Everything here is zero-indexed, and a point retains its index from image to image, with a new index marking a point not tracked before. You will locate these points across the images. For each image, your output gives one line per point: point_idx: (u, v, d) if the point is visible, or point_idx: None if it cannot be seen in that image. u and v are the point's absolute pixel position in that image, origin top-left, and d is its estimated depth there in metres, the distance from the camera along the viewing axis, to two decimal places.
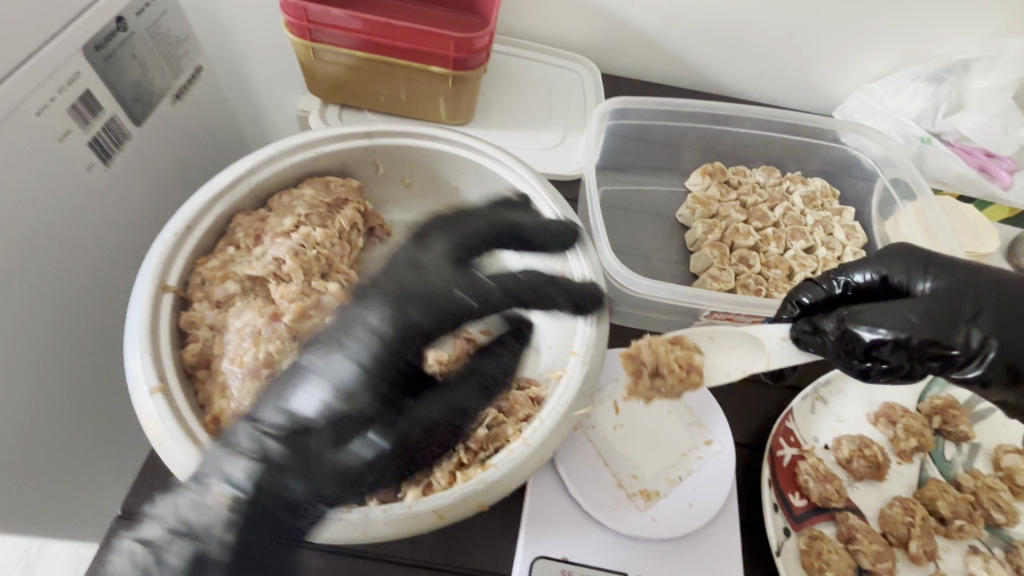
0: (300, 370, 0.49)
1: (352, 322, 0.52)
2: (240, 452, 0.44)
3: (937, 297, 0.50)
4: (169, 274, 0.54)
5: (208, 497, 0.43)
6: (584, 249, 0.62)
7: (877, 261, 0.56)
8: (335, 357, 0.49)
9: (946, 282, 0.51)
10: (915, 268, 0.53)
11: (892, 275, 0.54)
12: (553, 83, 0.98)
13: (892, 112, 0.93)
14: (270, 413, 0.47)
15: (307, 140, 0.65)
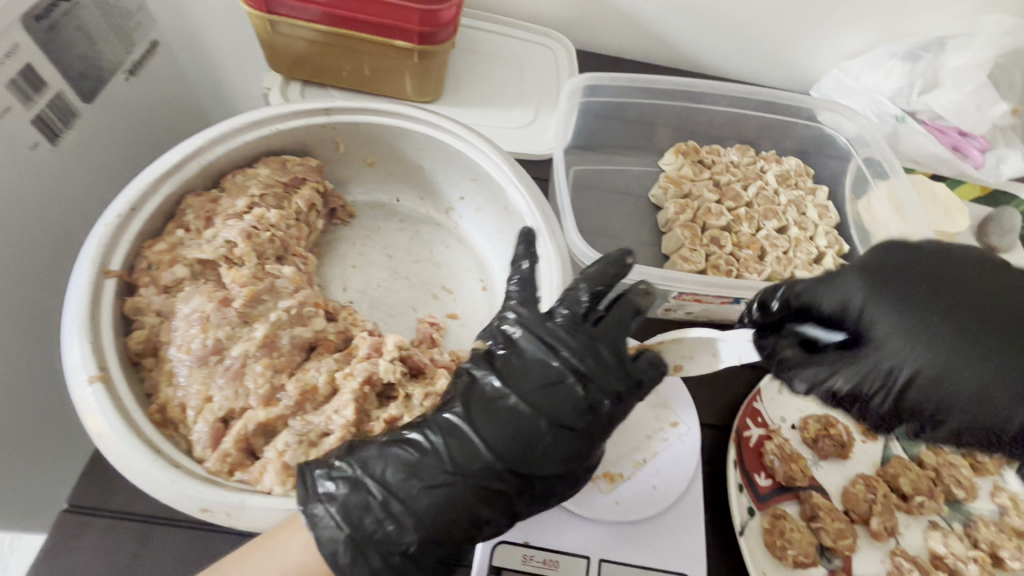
0: (518, 398, 0.43)
1: (531, 361, 0.45)
2: (441, 471, 0.41)
3: (909, 344, 0.39)
4: (113, 258, 0.52)
5: (392, 513, 0.40)
6: (550, 230, 0.61)
7: (838, 279, 0.43)
8: (550, 398, 0.43)
9: (925, 314, 0.40)
10: (887, 293, 0.41)
11: (861, 308, 0.41)
12: (526, 60, 0.95)
13: (867, 90, 0.92)
14: (473, 435, 0.43)
15: (261, 118, 0.62)
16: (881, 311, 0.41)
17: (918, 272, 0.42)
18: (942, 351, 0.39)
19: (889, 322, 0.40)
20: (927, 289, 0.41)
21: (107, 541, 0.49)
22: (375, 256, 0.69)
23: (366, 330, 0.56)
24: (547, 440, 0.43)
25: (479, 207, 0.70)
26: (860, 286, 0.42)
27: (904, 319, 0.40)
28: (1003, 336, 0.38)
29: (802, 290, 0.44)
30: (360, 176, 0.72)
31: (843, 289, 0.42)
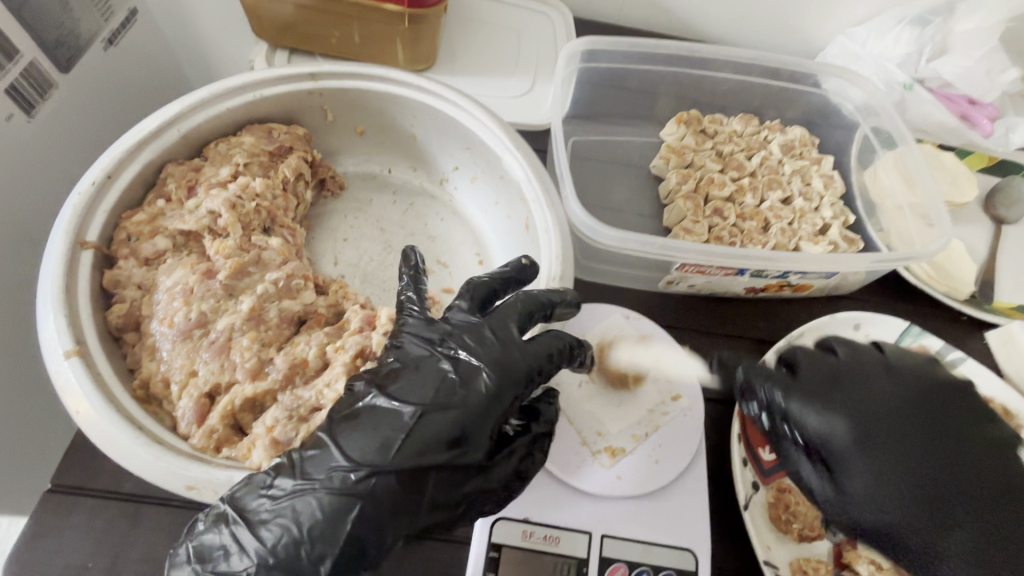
0: (389, 394, 0.40)
1: (416, 364, 0.42)
2: (290, 486, 0.37)
3: (881, 499, 0.45)
4: (89, 228, 0.49)
5: (241, 543, 0.36)
6: (548, 199, 0.58)
7: (835, 411, 0.47)
8: (420, 384, 0.41)
9: (888, 486, 0.45)
10: (888, 440, 0.46)
11: (844, 449, 0.46)
12: (522, 28, 0.91)
13: (875, 57, 0.88)
14: (332, 442, 0.39)
15: (245, 83, 0.59)
16: (857, 460, 0.46)
17: (926, 417, 0.47)
18: (950, 515, 0.44)
19: (863, 479, 0.46)
20: (899, 460, 0.46)
21: (92, 522, 0.47)
22: (367, 229, 0.66)
23: (358, 304, 0.54)
24: (414, 430, 0.38)
25: (475, 177, 0.68)
26: (849, 427, 0.47)
27: (875, 474, 0.46)
28: (933, 499, 0.45)
29: (794, 406, 0.48)
30: (350, 146, 0.69)
31: (837, 424, 0.47)
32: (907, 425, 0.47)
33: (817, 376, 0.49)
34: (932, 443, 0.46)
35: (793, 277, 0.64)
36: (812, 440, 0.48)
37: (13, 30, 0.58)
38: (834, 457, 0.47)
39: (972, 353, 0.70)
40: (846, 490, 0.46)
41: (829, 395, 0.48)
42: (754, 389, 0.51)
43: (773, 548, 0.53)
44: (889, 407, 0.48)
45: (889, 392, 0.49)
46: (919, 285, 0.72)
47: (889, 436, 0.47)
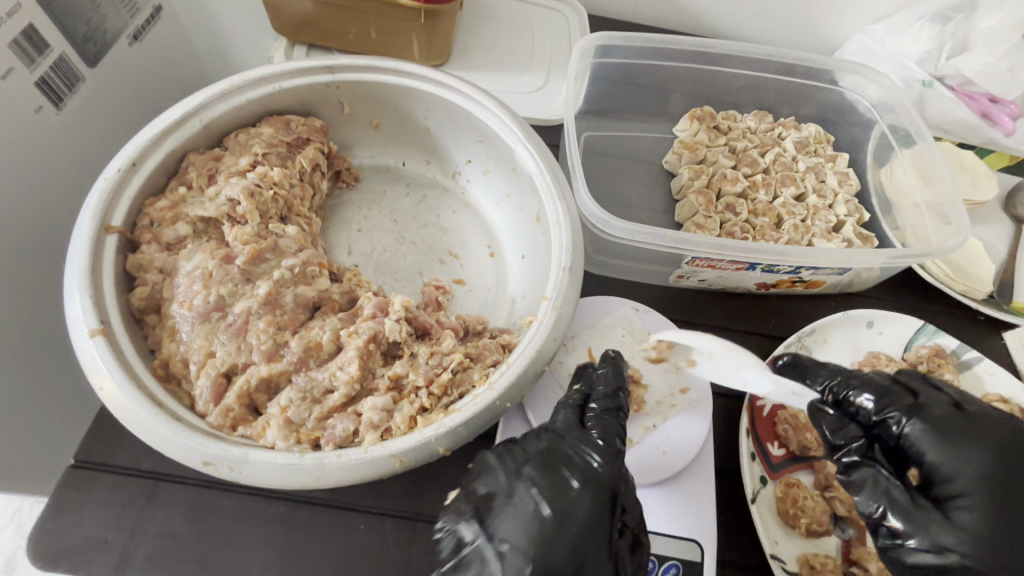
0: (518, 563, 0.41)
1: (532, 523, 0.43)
2: None
3: (994, 539, 0.45)
4: (114, 213, 0.51)
5: None
6: (560, 191, 0.59)
7: (960, 446, 0.48)
8: (529, 522, 0.42)
9: (994, 530, 0.45)
10: (1006, 486, 0.47)
11: (964, 479, 0.47)
12: (537, 24, 0.92)
13: (893, 55, 0.88)
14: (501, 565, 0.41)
15: (265, 75, 0.60)
16: (980, 501, 0.46)
17: None
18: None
19: (975, 516, 0.46)
20: (1021, 521, 0.46)
21: (110, 498, 0.49)
22: (380, 220, 0.67)
23: (371, 292, 0.55)
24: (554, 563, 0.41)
25: (487, 170, 0.69)
26: (977, 466, 0.47)
27: (992, 517, 0.45)
28: None
29: (911, 428, 0.50)
30: (365, 138, 0.70)
31: (959, 458, 0.48)
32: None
33: (993, 418, 0.51)
34: None
35: (805, 273, 0.64)
36: (926, 467, 0.49)
37: (43, 25, 0.61)
38: (948, 489, 0.48)
39: (987, 354, 0.69)
40: (954, 524, 0.46)
41: (942, 423, 0.50)
42: (856, 403, 0.53)
43: (779, 541, 0.52)
44: (1010, 448, 0.48)
45: (1001, 430, 0.49)
46: (935, 284, 0.71)
47: (1010, 474, 0.47)
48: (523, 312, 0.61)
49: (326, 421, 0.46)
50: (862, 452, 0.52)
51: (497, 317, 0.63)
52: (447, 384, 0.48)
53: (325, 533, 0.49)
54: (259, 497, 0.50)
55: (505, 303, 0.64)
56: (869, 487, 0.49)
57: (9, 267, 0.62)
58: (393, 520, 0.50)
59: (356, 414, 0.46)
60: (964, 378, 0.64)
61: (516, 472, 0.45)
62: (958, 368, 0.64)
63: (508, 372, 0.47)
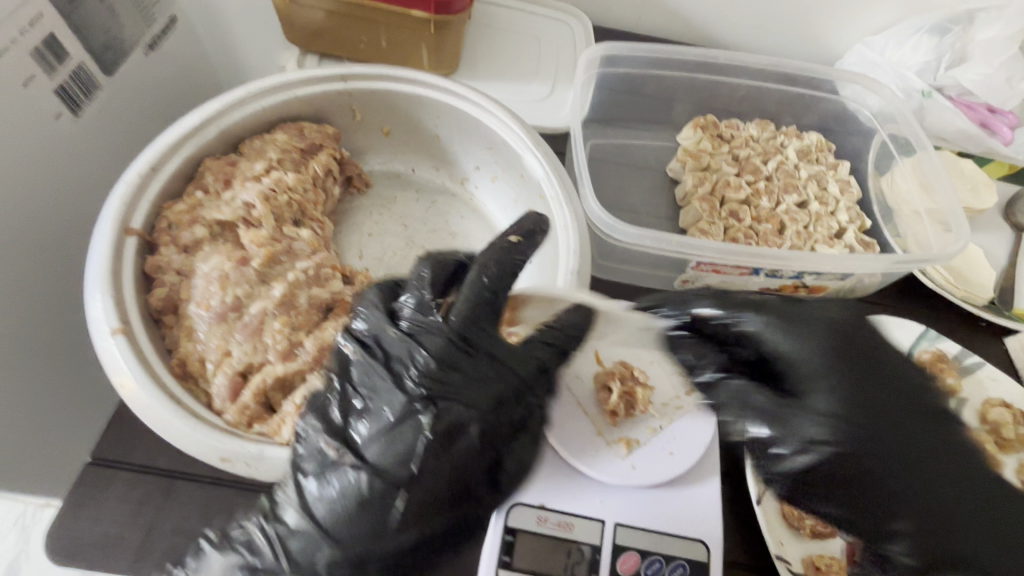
0: (372, 452, 0.40)
1: (383, 407, 0.42)
2: (341, 488, 0.39)
3: (847, 428, 0.42)
4: (134, 217, 0.52)
5: (297, 518, 0.40)
6: (566, 197, 0.60)
7: (804, 332, 0.46)
8: (376, 415, 0.41)
9: (840, 430, 0.42)
10: (858, 386, 0.43)
11: (804, 369, 0.45)
12: (543, 35, 0.94)
13: (893, 65, 0.89)
14: (360, 449, 0.41)
15: (280, 83, 0.62)
16: (832, 384, 0.44)
17: (891, 379, 0.44)
18: (886, 468, 0.42)
19: (827, 403, 0.43)
20: (879, 405, 0.43)
21: (125, 496, 0.49)
22: (390, 225, 0.69)
23: None
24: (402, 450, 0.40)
25: (495, 176, 0.70)
26: (819, 349, 0.45)
27: (845, 403, 0.43)
28: (899, 436, 0.43)
29: (762, 328, 0.46)
30: (376, 145, 0.72)
31: (801, 343, 0.45)
32: (876, 357, 0.45)
33: (841, 311, 0.48)
34: (903, 397, 0.44)
35: (808, 277, 0.65)
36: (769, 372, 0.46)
37: (64, 34, 0.63)
38: (794, 376, 0.45)
39: (989, 359, 0.70)
40: (795, 424, 0.43)
41: (790, 319, 0.46)
42: (707, 316, 0.48)
43: (785, 544, 0.53)
44: (833, 348, 0.45)
45: (846, 319, 0.47)
46: (939, 290, 0.72)
47: (858, 362, 0.45)
48: None
49: None
50: (699, 370, 0.49)
51: None
52: None
53: None
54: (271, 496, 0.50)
55: None
56: (730, 407, 0.46)
57: (27, 269, 0.64)
58: None
59: None
60: (966, 383, 0.65)
61: (400, 378, 0.42)
62: (961, 373, 0.65)
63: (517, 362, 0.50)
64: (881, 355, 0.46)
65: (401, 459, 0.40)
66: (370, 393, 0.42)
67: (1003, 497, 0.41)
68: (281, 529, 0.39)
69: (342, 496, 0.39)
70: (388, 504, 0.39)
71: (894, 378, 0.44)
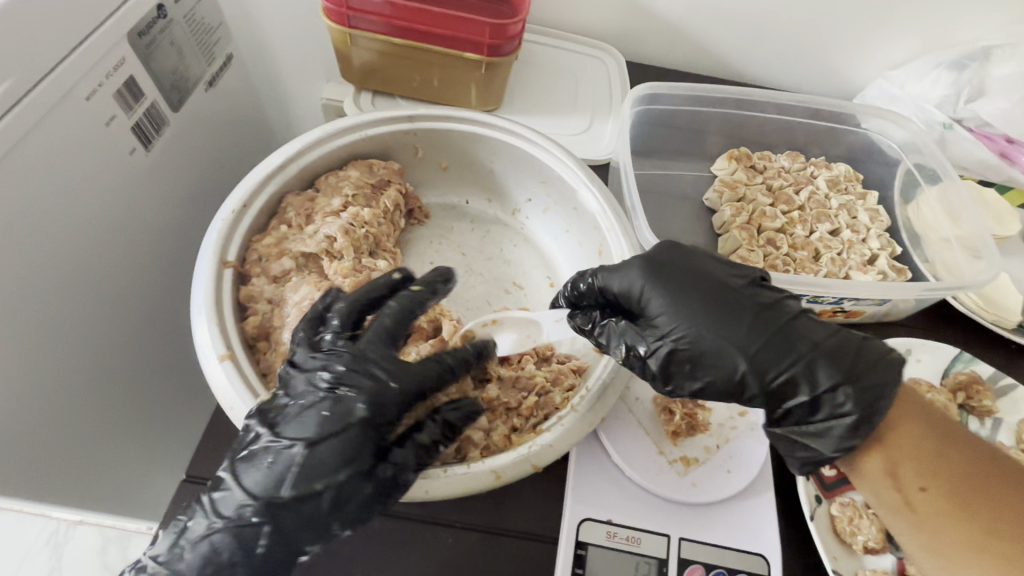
0: (289, 439, 0.42)
1: (304, 411, 0.43)
2: (267, 475, 0.41)
3: (690, 328, 0.47)
4: (228, 250, 0.57)
5: (223, 506, 0.41)
6: (622, 228, 0.64)
7: (623, 266, 0.51)
8: (304, 420, 0.43)
9: (698, 319, 0.47)
10: (699, 282, 0.49)
11: (636, 290, 0.50)
12: (581, 71, 1.00)
13: (914, 99, 0.94)
14: (282, 438, 0.42)
15: (351, 124, 0.67)
16: (653, 294, 0.49)
17: (736, 294, 0.48)
18: (737, 341, 0.46)
19: (663, 313, 0.48)
20: (714, 308, 0.48)
21: None
22: (449, 253, 0.73)
23: (453, 319, 0.60)
24: (323, 446, 0.42)
25: (547, 208, 0.74)
26: (637, 268, 0.50)
27: (681, 309, 0.48)
28: (757, 326, 0.47)
29: (600, 276, 0.52)
30: (433, 179, 0.77)
31: (620, 274, 0.51)
32: (715, 274, 0.50)
33: (704, 253, 0.52)
34: (740, 295, 0.48)
35: (847, 303, 0.69)
36: (615, 298, 0.52)
37: (141, 76, 0.69)
38: (630, 303, 0.51)
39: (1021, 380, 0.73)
40: (658, 322, 0.48)
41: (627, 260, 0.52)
42: (582, 272, 0.55)
43: (839, 558, 0.55)
44: (667, 258, 0.51)
45: (662, 252, 0.52)
46: (969, 313, 0.75)
47: (683, 274, 0.49)
48: None
49: None
50: (588, 316, 0.54)
51: None
52: (533, 406, 0.54)
53: (418, 547, 0.52)
54: None
55: None
56: (611, 332, 0.51)
57: (96, 288, 0.69)
58: (479, 534, 0.53)
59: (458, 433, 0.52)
60: (1001, 404, 0.68)
61: (314, 376, 0.45)
62: (996, 394, 0.68)
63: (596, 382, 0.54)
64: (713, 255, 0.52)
65: (321, 454, 0.41)
66: (293, 390, 0.45)
67: (838, 347, 0.46)
68: (218, 518, 0.41)
69: (261, 484, 0.41)
70: (312, 489, 0.41)
71: (717, 283, 0.49)
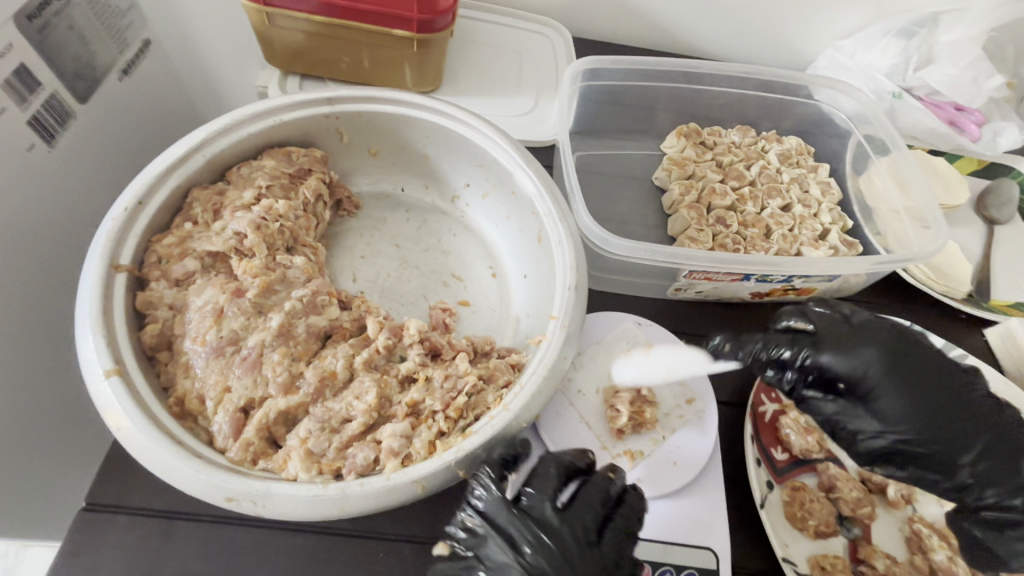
0: (523, 535, 0.45)
1: (515, 521, 0.45)
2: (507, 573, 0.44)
3: (910, 415, 0.53)
4: (122, 252, 0.51)
5: None
6: (559, 211, 0.61)
7: (858, 350, 0.54)
8: (520, 523, 0.45)
9: (926, 412, 0.53)
10: (897, 374, 0.54)
11: (876, 383, 0.54)
12: (525, 49, 0.95)
13: (863, 68, 0.91)
14: (495, 527, 0.45)
15: (266, 109, 0.61)
16: (891, 387, 0.53)
17: (921, 379, 0.54)
18: (947, 431, 0.53)
19: (895, 404, 0.53)
20: (928, 387, 0.54)
21: (125, 539, 0.48)
22: (382, 246, 0.68)
23: (381, 316, 0.56)
24: (558, 537, 0.45)
25: (486, 193, 0.70)
26: (873, 360, 0.54)
27: (908, 397, 0.53)
28: (956, 409, 0.53)
29: (827, 360, 0.54)
30: (364, 166, 0.71)
31: (858, 361, 0.54)
32: (916, 359, 0.55)
33: (871, 327, 0.56)
34: (933, 382, 0.54)
35: (797, 281, 0.66)
36: (839, 377, 0.54)
37: (34, 63, 0.61)
38: (865, 386, 0.54)
39: (971, 349, 0.73)
40: (886, 413, 0.53)
41: (859, 338, 0.55)
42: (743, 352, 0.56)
43: (790, 545, 0.53)
44: (895, 344, 0.55)
45: (876, 330, 0.56)
46: (919, 285, 0.74)
47: (899, 357, 0.54)
48: (529, 328, 0.62)
49: (346, 450, 0.47)
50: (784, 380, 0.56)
51: (502, 336, 0.64)
52: (463, 407, 0.49)
53: (344, 563, 0.49)
54: (272, 530, 0.49)
55: (509, 322, 0.65)
56: (826, 411, 0.56)
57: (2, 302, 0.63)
58: (412, 546, 0.50)
59: (375, 441, 0.47)
60: None
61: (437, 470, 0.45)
62: None
63: (524, 386, 0.49)
64: (913, 349, 0.55)
65: (549, 543, 0.44)
66: (480, 492, 0.46)
67: (972, 420, 0.53)
68: None
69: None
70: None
71: (919, 367, 0.54)
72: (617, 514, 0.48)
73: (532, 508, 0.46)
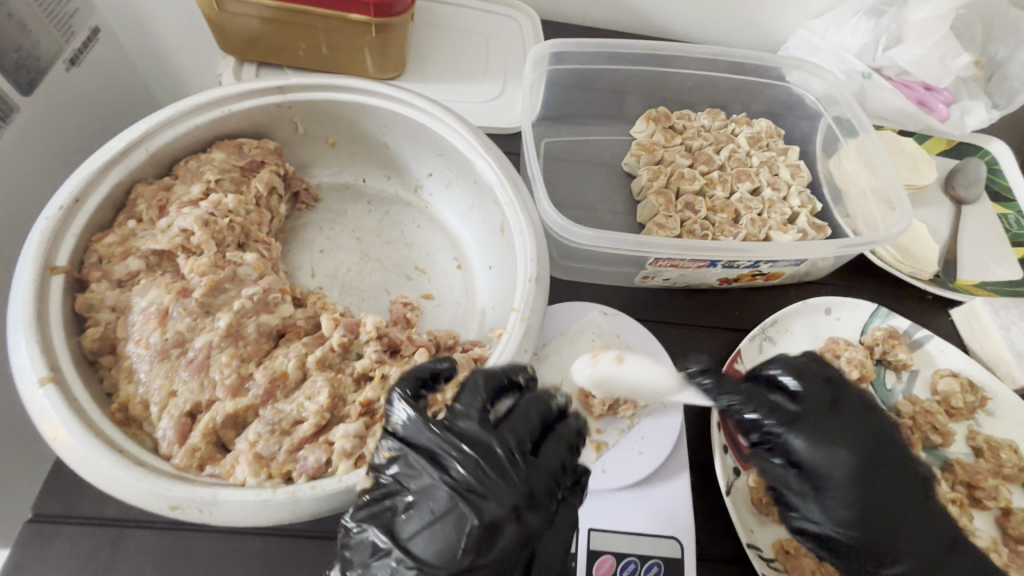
0: (451, 449, 0.40)
1: (436, 439, 0.40)
2: (424, 484, 0.39)
3: (854, 499, 0.47)
4: (58, 253, 0.49)
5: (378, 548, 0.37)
6: (521, 201, 0.59)
7: (826, 419, 0.49)
8: (445, 437, 0.40)
9: (873, 499, 0.47)
10: (865, 459, 0.48)
11: (835, 462, 0.47)
12: (492, 32, 0.92)
13: (834, 48, 0.90)
14: (412, 449, 0.41)
15: (212, 99, 0.58)
16: (845, 461, 0.47)
17: (882, 462, 0.48)
18: (893, 528, 0.46)
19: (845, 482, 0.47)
20: (888, 480, 0.48)
21: (74, 550, 0.47)
22: (343, 239, 0.67)
23: (337, 313, 0.55)
24: (488, 449, 0.40)
25: (449, 182, 0.68)
26: (838, 436, 0.48)
27: (860, 483, 0.47)
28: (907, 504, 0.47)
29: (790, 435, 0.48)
30: (323, 156, 0.69)
31: (822, 438, 0.48)
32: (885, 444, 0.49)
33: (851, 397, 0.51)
34: (894, 470, 0.48)
35: (764, 266, 0.66)
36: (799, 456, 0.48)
37: None
38: (819, 469, 0.48)
39: (937, 329, 0.73)
40: (832, 494, 0.47)
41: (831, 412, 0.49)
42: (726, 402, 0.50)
43: (755, 530, 0.53)
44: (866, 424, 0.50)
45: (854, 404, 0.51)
46: (888, 268, 0.74)
47: (861, 433, 0.49)
48: (493, 320, 0.61)
49: (297, 453, 0.45)
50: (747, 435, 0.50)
51: (467, 330, 0.63)
52: None
53: (307, 564, 0.48)
54: (229, 534, 0.48)
55: (475, 315, 0.64)
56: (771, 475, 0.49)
57: None
58: None
59: (328, 442, 0.46)
60: (916, 356, 0.67)
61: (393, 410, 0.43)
62: (911, 347, 0.67)
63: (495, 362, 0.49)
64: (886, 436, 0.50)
65: (477, 458, 0.39)
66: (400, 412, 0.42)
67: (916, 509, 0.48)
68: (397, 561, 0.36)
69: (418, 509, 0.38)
70: (495, 505, 0.37)
71: (886, 451, 0.49)
72: (563, 425, 0.44)
73: (460, 420, 0.42)
